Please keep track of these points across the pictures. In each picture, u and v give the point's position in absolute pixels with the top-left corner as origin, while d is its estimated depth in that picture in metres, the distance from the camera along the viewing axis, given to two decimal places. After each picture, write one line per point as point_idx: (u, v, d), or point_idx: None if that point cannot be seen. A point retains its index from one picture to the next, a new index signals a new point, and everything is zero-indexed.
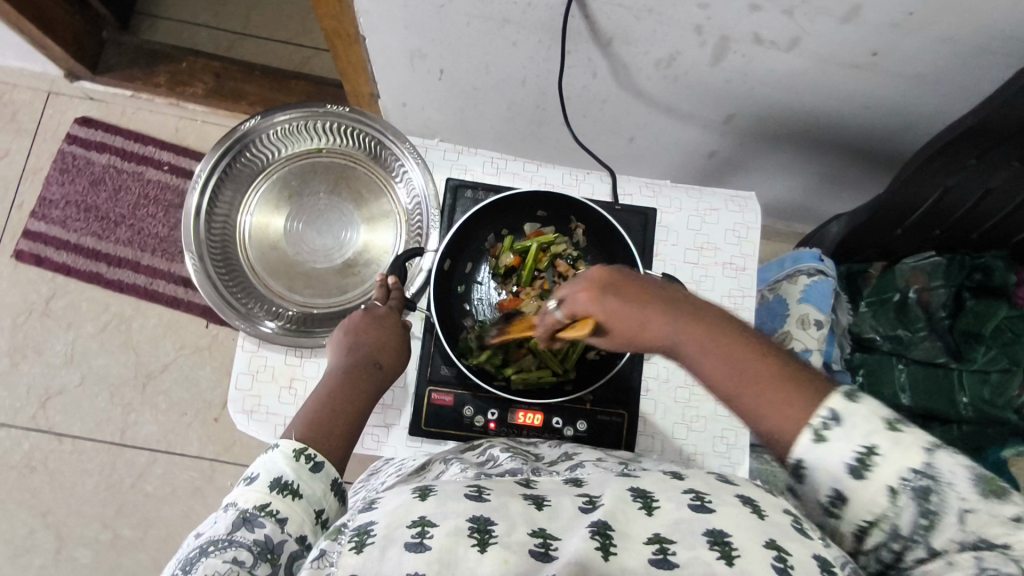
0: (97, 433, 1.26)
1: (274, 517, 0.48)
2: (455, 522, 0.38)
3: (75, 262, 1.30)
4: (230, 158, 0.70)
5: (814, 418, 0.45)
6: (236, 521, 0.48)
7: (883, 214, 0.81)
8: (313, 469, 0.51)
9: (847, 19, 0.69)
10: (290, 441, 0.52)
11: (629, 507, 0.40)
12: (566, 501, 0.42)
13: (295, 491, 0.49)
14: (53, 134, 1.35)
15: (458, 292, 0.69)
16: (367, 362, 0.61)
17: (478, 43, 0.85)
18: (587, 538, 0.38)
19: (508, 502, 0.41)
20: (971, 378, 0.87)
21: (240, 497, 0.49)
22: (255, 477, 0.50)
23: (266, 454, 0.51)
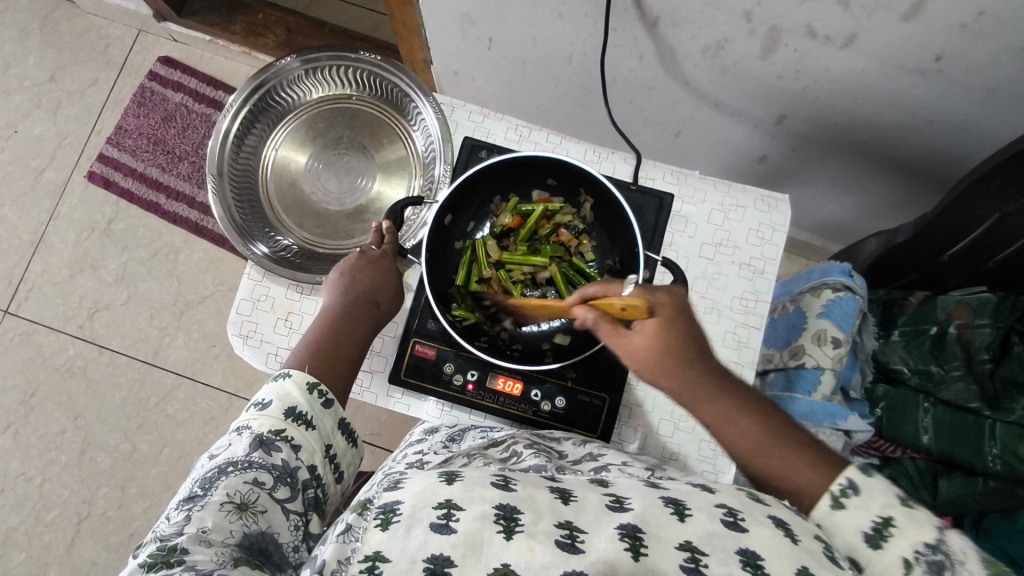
0: (133, 350, 1.34)
1: (289, 443, 0.52)
2: (481, 506, 0.41)
3: (138, 190, 1.39)
4: (261, 93, 0.72)
5: (834, 485, 0.48)
6: (253, 444, 0.51)
7: (928, 235, 0.75)
8: (324, 404, 0.55)
9: (910, 17, 0.63)
10: (304, 373, 0.56)
11: (662, 514, 0.43)
12: (592, 498, 0.45)
13: (308, 422, 0.54)
14: (137, 70, 1.44)
15: (455, 248, 0.70)
16: (363, 300, 0.62)
17: (525, 12, 0.84)
18: (616, 539, 0.40)
19: (533, 494, 0.43)
20: (1005, 430, 0.78)
21: (254, 422, 0.52)
22: (268, 404, 0.54)
23: (277, 383, 0.55)
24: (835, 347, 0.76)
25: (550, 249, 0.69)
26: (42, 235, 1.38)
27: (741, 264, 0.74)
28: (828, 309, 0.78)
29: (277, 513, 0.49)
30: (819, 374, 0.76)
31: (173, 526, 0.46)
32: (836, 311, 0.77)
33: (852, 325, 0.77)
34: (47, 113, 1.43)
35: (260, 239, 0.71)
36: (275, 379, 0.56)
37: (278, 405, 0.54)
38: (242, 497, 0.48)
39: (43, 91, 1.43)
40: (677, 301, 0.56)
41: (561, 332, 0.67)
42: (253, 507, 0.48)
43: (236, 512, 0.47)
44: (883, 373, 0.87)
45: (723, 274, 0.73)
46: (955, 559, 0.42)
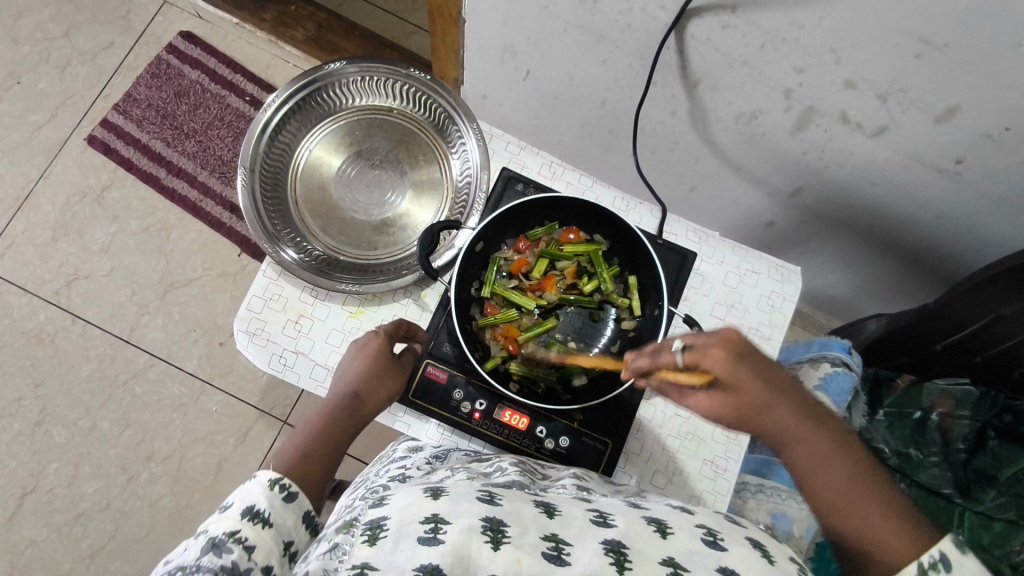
0: (108, 324, 1.29)
1: (242, 544, 0.49)
2: (467, 520, 0.41)
3: (139, 161, 1.35)
4: (305, 93, 0.72)
5: (923, 555, 0.47)
6: (205, 546, 0.48)
7: (923, 323, 0.79)
8: (285, 499, 0.54)
9: (941, 120, 0.67)
10: (267, 472, 0.55)
11: (646, 531, 0.44)
12: (577, 513, 0.46)
13: (266, 520, 0.51)
14: (156, 39, 1.41)
15: (472, 291, 0.69)
16: (347, 397, 0.63)
17: (570, 53, 0.85)
18: (602, 553, 0.40)
19: (519, 508, 0.44)
20: (972, 519, 0.81)
21: (212, 525, 0.50)
22: (230, 506, 0.52)
23: (243, 485, 0.54)
24: None
25: (589, 282, 0.70)
26: (29, 193, 1.33)
27: (749, 328, 0.76)
28: (824, 383, 0.80)
29: None
30: None
31: None
32: (833, 387, 0.79)
33: (845, 401, 0.80)
34: (54, 69, 1.39)
35: (287, 242, 0.71)
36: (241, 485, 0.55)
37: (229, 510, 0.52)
38: None
39: (54, 47, 1.39)
40: (737, 355, 0.53)
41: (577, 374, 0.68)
42: None
43: None
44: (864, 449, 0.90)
45: None
46: None
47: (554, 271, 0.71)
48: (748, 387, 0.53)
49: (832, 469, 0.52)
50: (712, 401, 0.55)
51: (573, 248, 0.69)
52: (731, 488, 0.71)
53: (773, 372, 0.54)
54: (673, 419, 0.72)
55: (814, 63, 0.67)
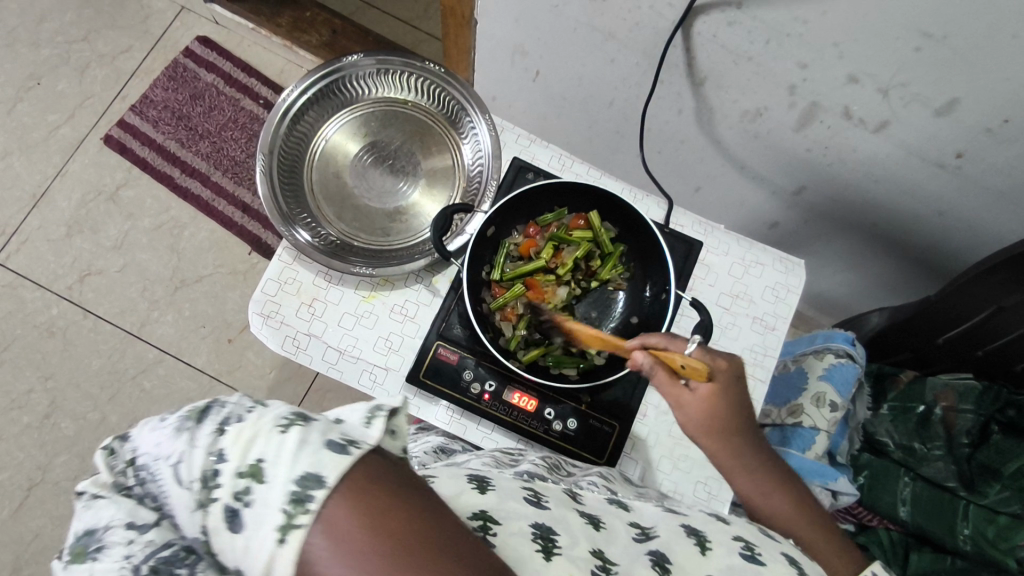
0: (119, 319, 1.31)
1: None
2: (520, 524, 0.42)
3: (154, 160, 1.38)
4: (326, 83, 0.75)
5: (865, 572, 0.55)
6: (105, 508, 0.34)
7: (924, 315, 0.80)
8: None
9: (942, 114, 0.69)
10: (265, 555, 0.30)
11: (687, 545, 0.47)
12: (620, 527, 0.47)
13: None
14: (173, 44, 1.45)
15: (484, 274, 0.70)
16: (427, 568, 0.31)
17: (579, 53, 0.88)
18: (648, 565, 0.44)
19: (565, 514, 0.45)
20: (977, 512, 0.81)
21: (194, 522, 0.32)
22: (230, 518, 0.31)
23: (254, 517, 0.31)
24: (832, 410, 0.79)
25: (601, 266, 0.71)
26: (45, 191, 1.36)
27: (754, 318, 0.77)
28: (828, 374, 0.81)
29: None
30: (814, 434, 0.79)
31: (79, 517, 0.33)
32: (837, 377, 0.80)
33: (849, 392, 0.80)
34: (73, 71, 1.42)
35: (301, 225, 0.73)
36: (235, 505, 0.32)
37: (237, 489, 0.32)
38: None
39: (75, 49, 1.43)
40: (735, 370, 0.59)
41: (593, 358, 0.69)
42: None
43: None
44: (869, 444, 0.91)
45: (736, 325, 0.77)
46: None
47: (563, 251, 0.72)
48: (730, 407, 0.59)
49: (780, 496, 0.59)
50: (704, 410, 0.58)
51: (580, 235, 0.71)
52: None
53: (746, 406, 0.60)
54: None
55: (817, 58, 0.69)
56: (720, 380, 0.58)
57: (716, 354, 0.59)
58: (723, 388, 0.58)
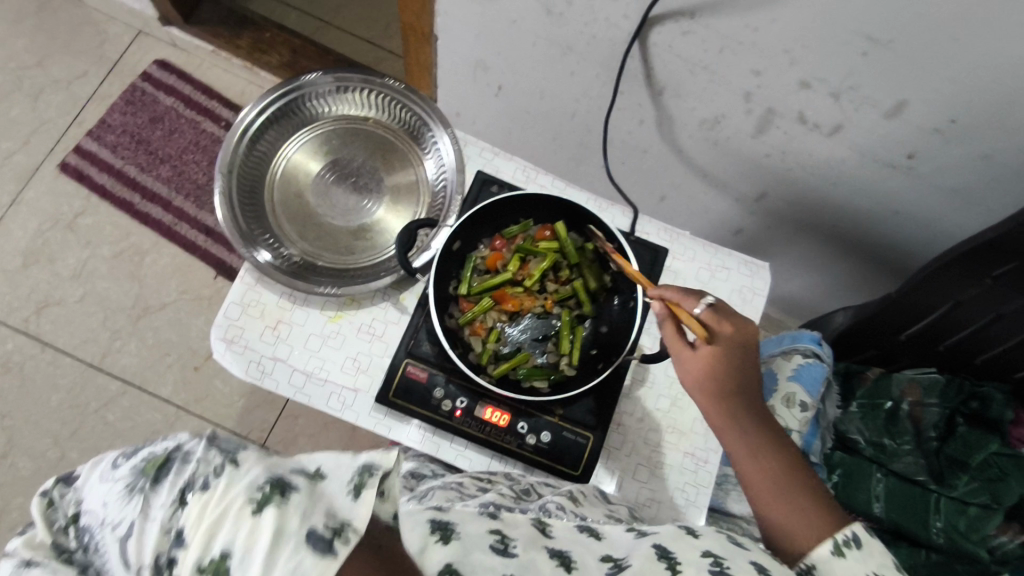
0: (79, 351, 1.27)
1: None
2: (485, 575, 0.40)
3: (112, 186, 1.35)
4: (284, 102, 0.74)
5: (838, 534, 0.53)
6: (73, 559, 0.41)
7: (888, 315, 0.82)
8: None
9: (891, 116, 0.71)
10: None
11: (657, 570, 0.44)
12: (590, 564, 0.44)
13: None
14: (130, 68, 1.42)
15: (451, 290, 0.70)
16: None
17: (540, 66, 0.89)
18: None
19: (534, 560, 0.42)
20: (948, 505, 0.83)
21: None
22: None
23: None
24: (803, 410, 0.81)
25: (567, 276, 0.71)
26: None
27: None
28: (797, 374, 0.82)
29: None
30: (787, 435, 0.79)
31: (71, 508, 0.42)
32: (805, 377, 0.81)
33: (818, 391, 0.82)
34: (26, 97, 1.38)
35: (263, 246, 0.72)
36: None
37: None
38: None
39: (27, 76, 1.39)
40: (743, 338, 0.58)
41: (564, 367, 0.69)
42: None
43: None
44: (840, 442, 0.91)
45: None
46: None
47: (528, 263, 0.71)
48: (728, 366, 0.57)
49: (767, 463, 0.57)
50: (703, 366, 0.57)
51: (546, 249, 0.70)
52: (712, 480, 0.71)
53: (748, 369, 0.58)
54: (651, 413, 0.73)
55: (771, 65, 0.70)
56: (721, 343, 0.57)
57: (728, 317, 0.58)
58: (725, 349, 0.57)
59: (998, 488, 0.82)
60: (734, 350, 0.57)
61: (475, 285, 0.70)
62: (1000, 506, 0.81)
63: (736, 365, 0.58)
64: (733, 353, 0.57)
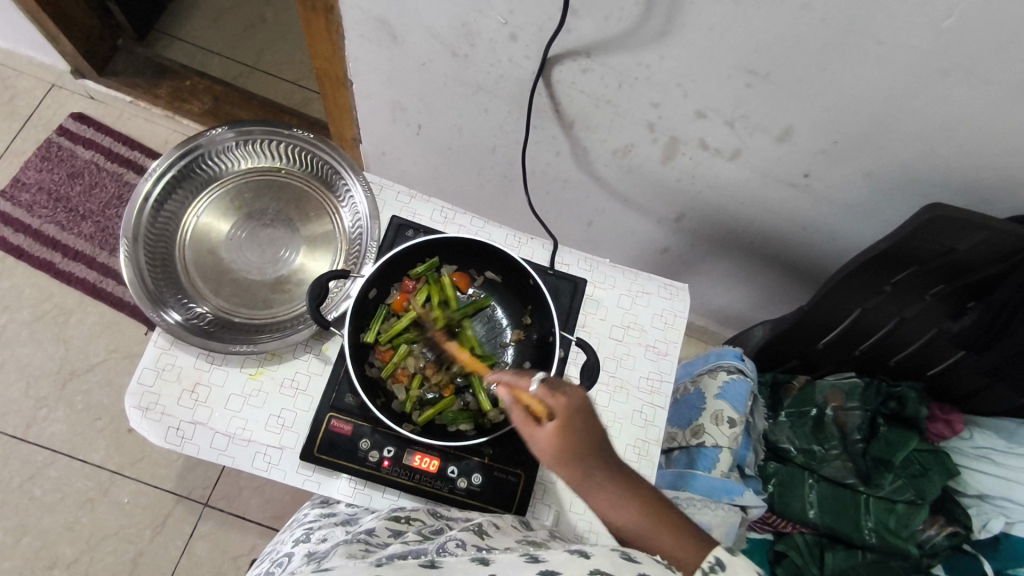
0: (1, 422, 1.20)
1: None
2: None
3: (30, 247, 1.30)
4: (188, 160, 0.74)
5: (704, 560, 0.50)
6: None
7: (804, 326, 0.85)
8: None
9: (783, 139, 0.74)
10: None
11: None
12: None
13: None
14: (44, 123, 1.38)
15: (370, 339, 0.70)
16: None
17: (453, 105, 0.90)
18: None
19: None
20: (877, 504, 0.86)
21: None
22: None
23: None
24: (731, 426, 0.83)
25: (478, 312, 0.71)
26: None
27: (647, 347, 0.79)
28: (723, 391, 0.84)
29: None
30: (718, 452, 0.82)
31: None
32: (731, 393, 0.84)
33: (745, 406, 0.84)
34: None
35: (173, 306, 0.71)
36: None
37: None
38: None
39: None
40: (580, 404, 0.53)
41: (494, 410, 0.69)
42: None
43: None
44: (773, 452, 0.93)
45: (631, 355, 0.79)
46: None
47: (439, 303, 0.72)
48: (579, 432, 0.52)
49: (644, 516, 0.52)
50: (552, 442, 0.52)
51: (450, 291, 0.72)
52: None
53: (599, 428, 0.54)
54: None
55: (666, 98, 0.73)
56: (561, 416, 0.52)
57: (562, 387, 0.54)
58: (569, 418, 0.52)
59: (921, 484, 0.85)
60: (576, 415, 0.53)
61: (389, 335, 0.70)
62: (925, 500, 0.85)
63: (587, 430, 0.52)
64: (578, 417, 0.53)
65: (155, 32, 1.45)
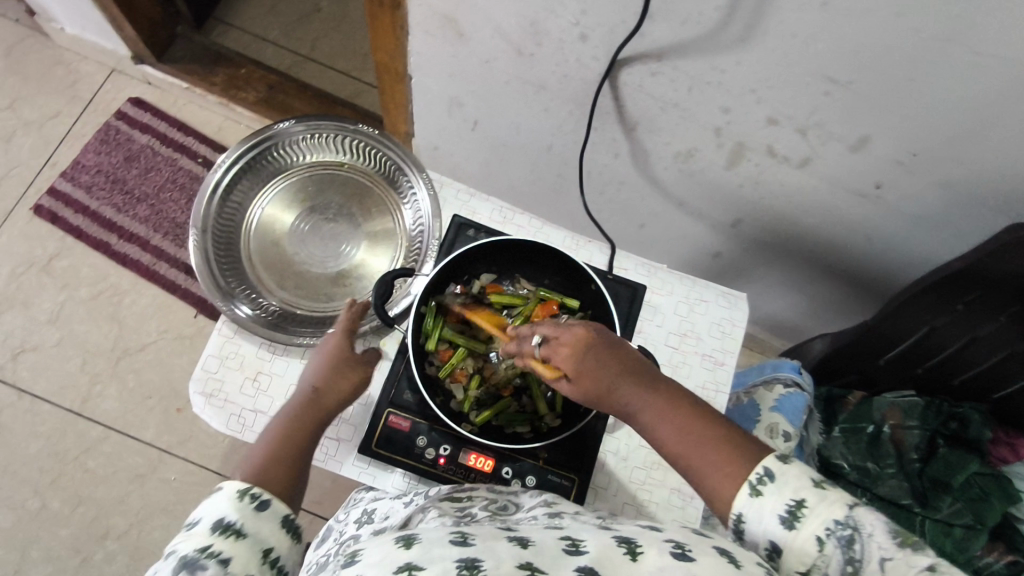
0: (58, 396, 1.25)
1: (216, 559, 0.48)
2: (442, 563, 0.37)
3: (88, 227, 1.33)
4: (255, 152, 0.76)
5: (751, 473, 0.48)
6: (176, 566, 0.47)
7: (866, 340, 0.83)
8: (258, 507, 0.52)
9: (857, 149, 0.72)
10: (235, 484, 0.53)
11: (614, 554, 0.40)
12: (549, 542, 0.41)
13: (238, 532, 0.50)
14: (104, 107, 1.41)
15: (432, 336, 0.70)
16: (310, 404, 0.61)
17: (514, 104, 0.89)
18: None
19: (492, 544, 0.40)
20: (934, 528, 0.83)
21: (182, 544, 0.49)
22: (198, 523, 0.51)
23: (210, 500, 0.52)
24: (786, 440, 0.81)
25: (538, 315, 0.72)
26: None
27: (703, 355, 0.78)
28: (779, 404, 0.84)
29: None
30: None
31: None
32: (787, 406, 0.83)
33: (801, 420, 0.83)
34: None
35: (241, 298, 0.73)
36: (206, 497, 0.53)
37: (228, 494, 0.52)
38: None
39: None
40: (583, 344, 0.54)
41: (551, 414, 0.69)
42: None
43: None
44: (825, 467, 0.92)
45: (687, 363, 0.78)
46: (862, 531, 0.45)
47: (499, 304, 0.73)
48: (592, 371, 0.53)
49: (692, 433, 0.51)
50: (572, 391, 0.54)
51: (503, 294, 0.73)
52: (698, 516, 0.72)
53: (620, 358, 0.54)
54: (635, 451, 0.74)
55: (737, 103, 0.72)
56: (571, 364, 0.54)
57: (562, 334, 0.55)
58: (579, 362, 0.54)
59: (980, 508, 0.83)
60: (584, 358, 0.54)
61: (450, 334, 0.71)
62: (984, 526, 0.82)
63: (602, 365, 0.54)
64: (590, 360, 0.54)
65: (212, 20, 1.47)
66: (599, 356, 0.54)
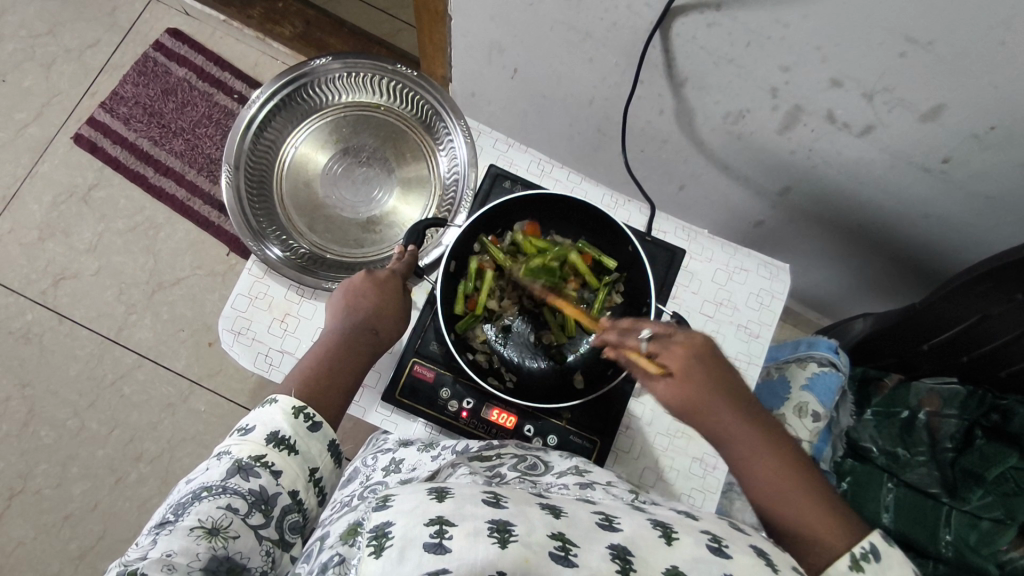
0: (96, 323, 1.28)
1: (268, 469, 0.53)
2: (474, 522, 0.36)
3: (126, 159, 1.34)
4: (291, 89, 0.74)
5: (855, 548, 0.48)
6: (231, 469, 0.52)
7: (912, 323, 0.79)
8: (310, 427, 0.56)
9: (927, 118, 0.66)
10: (289, 399, 0.57)
11: (650, 536, 0.40)
12: (582, 514, 0.41)
13: (290, 447, 0.54)
14: (142, 37, 1.40)
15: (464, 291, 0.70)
16: (363, 330, 0.64)
17: (556, 52, 0.84)
18: (608, 559, 0.37)
19: (525, 509, 0.39)
20: (960, 519, 0.83)
21: (235, 447, 0.53)
22: (251, 430, 0.54)
23: (265, 410, 0.56)
24: (815, 420, 0.82)
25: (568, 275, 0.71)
26: (14, 192, 1.32)
27: (739, 326, 0.75)
28: (811, 382, 0.83)
29: (249, 539, 0.49)
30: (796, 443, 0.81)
31: (138, 552, 0.45)
32: (819, 385, 0.82)
33: (833, 400, 0.83)
34: (39, 66, 1.37)
35: (272, 240, 0.72)
36: (263, 406, 0.57)
37: (284, 409, 0.56)
38: (213, 522, 0.48)
39: (40, 44, 1.38)
40: (698, 348, 0.56)
41: (578, 373, 0.70)
42: (226, 532, 0.48)
43: (206, 536, 0.47)
44: (852, 449, 0.92)
45: (720, 333, 0.75)
46: None
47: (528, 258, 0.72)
48: (696, 379, 0.55)
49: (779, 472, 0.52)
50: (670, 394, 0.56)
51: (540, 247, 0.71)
52: (719, 485, 0.71)
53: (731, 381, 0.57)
54: (658, 418, 0.73)
55: (799, 62, 0.66)
56: (679, 368, 0.55)
57: (675, 338, 0.57)
58: (688, 368, 0.55)
59: (1013, 504, 0.82)
60: (696, 366, 0.55)
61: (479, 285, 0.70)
62: (1013, 521, 0.82)
63: (706, 375, 0.56)
64: (697, 370, 0.56)
65: None
66: (707, 364, 0.56)
